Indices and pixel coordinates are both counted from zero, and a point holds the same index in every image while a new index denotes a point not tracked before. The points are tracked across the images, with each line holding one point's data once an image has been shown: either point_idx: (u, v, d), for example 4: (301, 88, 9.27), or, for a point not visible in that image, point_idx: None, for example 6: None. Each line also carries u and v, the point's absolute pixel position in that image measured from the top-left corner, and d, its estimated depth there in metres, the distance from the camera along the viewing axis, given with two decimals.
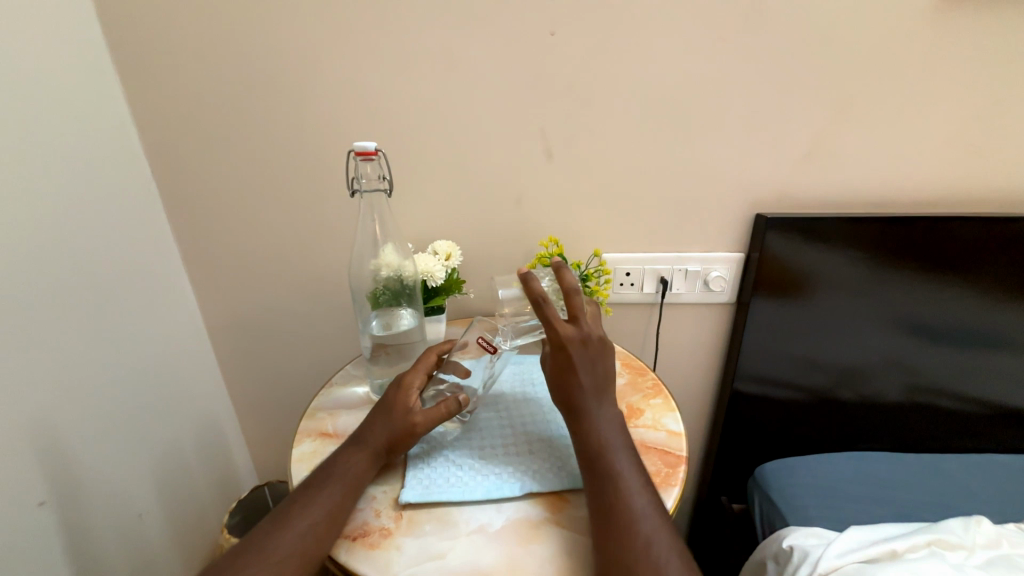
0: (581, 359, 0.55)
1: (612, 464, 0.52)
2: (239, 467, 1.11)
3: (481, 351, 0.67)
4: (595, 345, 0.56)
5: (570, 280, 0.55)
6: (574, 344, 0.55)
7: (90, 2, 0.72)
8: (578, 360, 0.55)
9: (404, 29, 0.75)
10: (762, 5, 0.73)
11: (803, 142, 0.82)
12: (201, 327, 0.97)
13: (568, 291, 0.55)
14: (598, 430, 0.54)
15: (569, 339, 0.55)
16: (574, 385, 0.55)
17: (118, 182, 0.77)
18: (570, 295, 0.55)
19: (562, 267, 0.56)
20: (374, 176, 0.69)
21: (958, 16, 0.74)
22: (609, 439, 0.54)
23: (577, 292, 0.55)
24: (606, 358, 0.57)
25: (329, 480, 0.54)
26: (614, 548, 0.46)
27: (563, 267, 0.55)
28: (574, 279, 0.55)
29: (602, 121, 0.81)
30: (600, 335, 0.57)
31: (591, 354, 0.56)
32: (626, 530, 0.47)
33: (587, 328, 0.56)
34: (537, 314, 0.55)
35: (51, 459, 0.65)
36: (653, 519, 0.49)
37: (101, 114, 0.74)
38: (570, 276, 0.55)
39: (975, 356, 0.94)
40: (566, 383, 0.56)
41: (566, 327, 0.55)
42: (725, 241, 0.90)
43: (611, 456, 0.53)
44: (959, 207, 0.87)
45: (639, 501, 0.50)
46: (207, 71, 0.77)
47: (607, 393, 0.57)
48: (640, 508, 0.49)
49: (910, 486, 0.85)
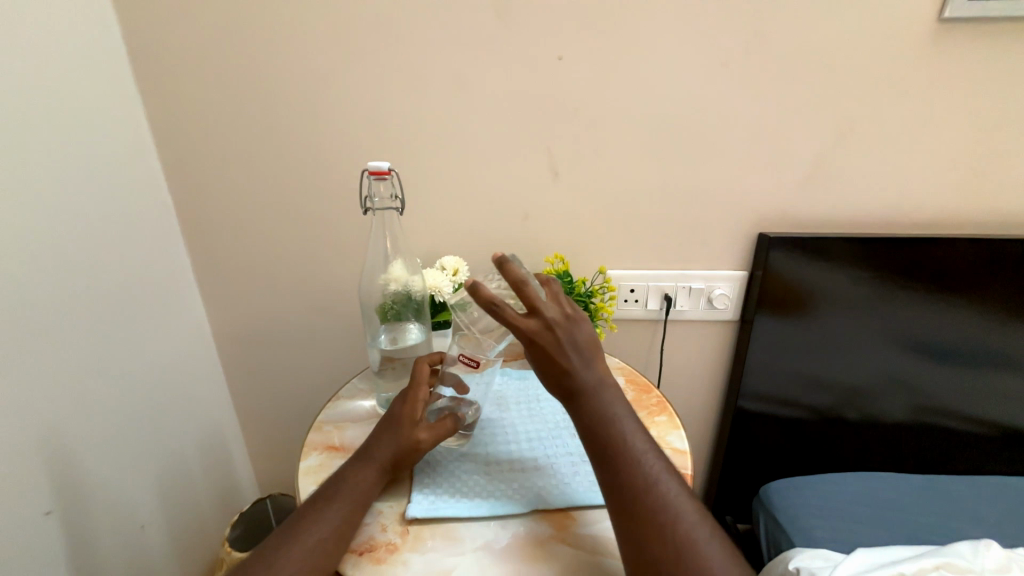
0: (561, 350, 0.51)
1: (628, 453, 0.49)
2: (242, 480, 1.11)
3: (466, 367, 0.65)
4: (569, 328, 0.51)
5: (516, 272, 0.49)
6: (546, 337, 0.50)
7: (117, 26, 0.76)
8: (558, 352, 0.51)
9: (417, 52, 0.78)
10: (764, 33, 0.76)
11: (805, 165, 0.84)
12: (209, 337, 0.98)
13: (517, 284, 0.49)
14: (602, 408, 0.51)
15: (539, 334, 0.50)
16: (562, 375, 0.51)
17: (135, 194, 0.79)
18: (522, 289, 0.49)
19: (506, 261, 0.51)
20: (387, 196, 0.70)
21: (955, 45, 0.76)
22: (614, 414, 0.51)
23: (528, 284, 0.49)
24: (587, 336, 0.52)
25: (337, 495, 0.54)
26: (637, 523, 0.46)
27: (505, 260, 0.50)
28: (520, 271, 0.50)
29: (608, 142, 0.83)
30: (570, 315, 0.52)
31: (570, 340, 0.51)
32: (653, 521, 0.46)
33: (550, 313, 0.51)
34: (496, 320, 0.50)
35: (58, 469, 0.65)
36: (669, 481, 0.49)
37: (122, 131, 0.77)
38: (515, 268, 0.50)
39: (979, 375, 0.94)
40: (556, 380, 0.52)
41: (530, 323, 0.50)
42: (729, 260, 0.91)
43: (619, 429, 0.50)
44: (961, 228, 0.88)
45: (652, 463, 0.49)
46: (225, 91, 0.80)
47: (599, 362, 0.52)
48: (655, 471, 0.49)
49: (918, 508, 0.84)
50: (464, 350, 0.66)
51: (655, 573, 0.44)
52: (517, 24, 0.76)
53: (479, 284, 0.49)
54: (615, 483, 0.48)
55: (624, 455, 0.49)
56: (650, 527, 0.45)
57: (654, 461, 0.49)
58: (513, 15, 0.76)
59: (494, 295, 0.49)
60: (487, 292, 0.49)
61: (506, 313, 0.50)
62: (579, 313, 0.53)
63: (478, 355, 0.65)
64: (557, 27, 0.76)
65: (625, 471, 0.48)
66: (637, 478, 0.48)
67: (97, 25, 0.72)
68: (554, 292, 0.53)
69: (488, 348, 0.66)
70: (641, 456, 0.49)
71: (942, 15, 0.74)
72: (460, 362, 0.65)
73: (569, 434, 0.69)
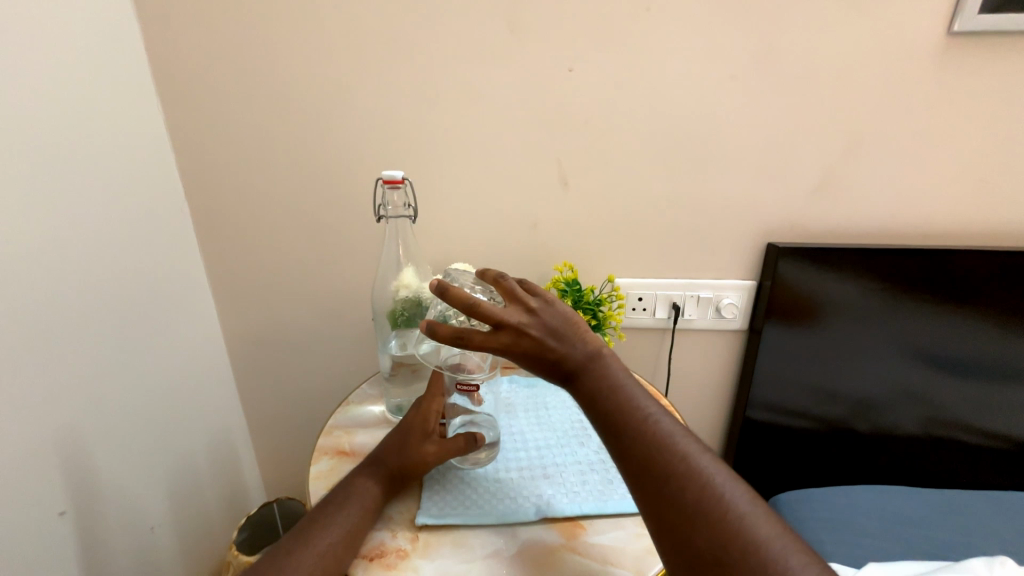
0: (542, 348, 0.51)
1: (635, 423, 0.48)
2: (250, 483, 1.11)
3: (465, 393, 0.64)
4: (541, 324, 0.51)
5: (460, 296, 0.48)
6: (523, 342, 0.50)
7: (139, 37, 0.78)
8: (542, 351, 0.51)
9: (430, 64, 0.80)
10: (772, 45, 0.77)
11: (814, 176, 0.84)
12: (221, 341, 0.99)
13: (467, 306, 0.48)
14: (600, 382, 0.51)
15: (516, 343, 0.50)
16: (554, 367, 0.52)
17: (153, 200, 0.81)
18: (474, 309, 0.49)
19: (446, 287, 0.49)
20: (400, 204, 0.71)
21: (962, 58, 0.76)
22: (616, 382, 0.51)
23: (477, 301, 0.48)
24: (561, 317, 0.52)
25: (349, 500, 0.55)
26: (657, 490, 0.45)
27: (443, 289, 0.48)
28: (465, 292, 0.49)
29: (617, 151, 0.84)
30: (534, 309, 0.52)
31: (546, 333, 0.51)
32: (671, 484, 0.45)
33: (513, 318, 0.50)
34: (471, 348, 0.50)
35: (74, 470, 0.66)
36: (682, 436, 0.48)
37: (140, 138, 0.79)
38: (458, 292, 0.48)
39: (990, 387, 0.92)
40: (552, 374, 0.52)
41: (501, 336, 0.50)
42: (737, 269, 0.92)
43: (624, 397, 0.50)
44: (971, 240, 0.88)
45: (664, 422, 0.49)
46: (242, 99, 0.82)
47: (583, 337, 0.52)
48: (667, 428, 0.48)
49: (929, 522, 0.83)
50: (457, 378, 0.63)
51: (683, 537, 0.43)
52: (528, 38, 0.78)
53: (434, 323, 0.49)
54: (627, 452, 0.48)
55: (633, 421, 0.49)
56: (668, 490, 0.45)
57: (666, 421, 0.49)
58: (524, 28, 0.77)
59: (453, 328, 0.49)
60: (445, 327, 0.49)
61: (475, 338, 0.49)
62: (544, 300, 0.53)
63: (473, 374, 0.63)
64: (568, 41, 0.78)
65: (636, 437, 0.48)
66: (649, 442, 0.47)
67: (121, 39, 0.75)
68: (509, 290, 0.52)
69: (479, 363, 0.63)
70: (652, 417, 0.49)
71: (952, 29, 0.74)
72: (457, 391, 0.64)
73: (578, 442, 0.69)
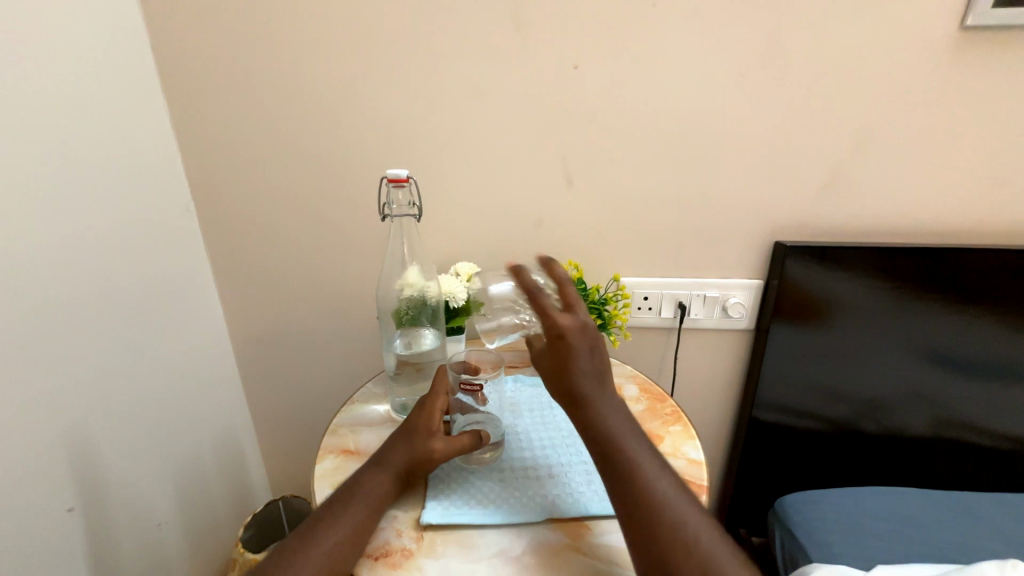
0: (576, 363, 0.51)
1: (639, 478, 0.49)
2: (255, 481, 1.11)
3: (468, 392, 0.66)
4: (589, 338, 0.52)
5: (562, 272, 0.54)
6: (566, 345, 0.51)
7: (145, 37, 0.78)
8: (572, 369, 0.51)
9: (434, 62, 0.79)
10: (780, 41, 0.76)
11: (823, 173, 0.83)
12: (227, 339, 1.00)
13: (560, 280, 0.53)
14: (608, 426, 0.51)
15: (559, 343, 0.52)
16: (576, 391, 0.52)
17: (159, 199, 0.82)
18: (563, 286, 0.53)
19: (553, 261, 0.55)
20: (405, 203, 0.71)
21: (975, 53, 0.75)
22: (619, 433, 0.51)
23: (571, 282, 0.53)
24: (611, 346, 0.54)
25: (354, 500, 0.55)
26: (657, 551, 0.46)
27: (553, 258, 0.54)
28: (565, 271, 0.54)
29: (622, 150, 0.83)
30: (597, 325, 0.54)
31: (586, 354, 0.52)
32: (671, 544, 0.46)
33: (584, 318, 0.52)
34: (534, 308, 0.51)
35: (81, 467, 0.67)
36: (681, 498, 0.49)
37: (146, 138, 0.79)
38: (562, 266, 0.53)
39: (1000, 388, 0.91)
40: (570, 399, 0.52)
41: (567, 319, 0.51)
42: (744, 268, 0.91)
43: (628, 451, 0.50)
44: (982, 238, 0.86)
45: (663, 483, 0.49)
46: (247, 99, 0.82)
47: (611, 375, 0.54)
48: (664, 489, 0.49)
49: (940, 525, 0.82)
50: (462, 376, 0.66)
51: None
52: (534, 36, 0.77)
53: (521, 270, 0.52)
54: (624, 504, 0.48)
55: (632, 477, 0.49)
56: (656, 553, 0.46)
57: (667, 483, 0.50)
58: (529, 26, 0.77)
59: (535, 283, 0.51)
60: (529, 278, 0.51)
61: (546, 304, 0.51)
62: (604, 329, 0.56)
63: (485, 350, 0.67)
64: (573, 38, 0.77)
65: (634, 492, 0.48)
66: (649, 500, 0.48)
67: (127, 39, 0.75)
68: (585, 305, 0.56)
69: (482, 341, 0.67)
70: (653, 477, 0.49)
71: (965, 23, 0.73)
72: (461, 389, 0.66)
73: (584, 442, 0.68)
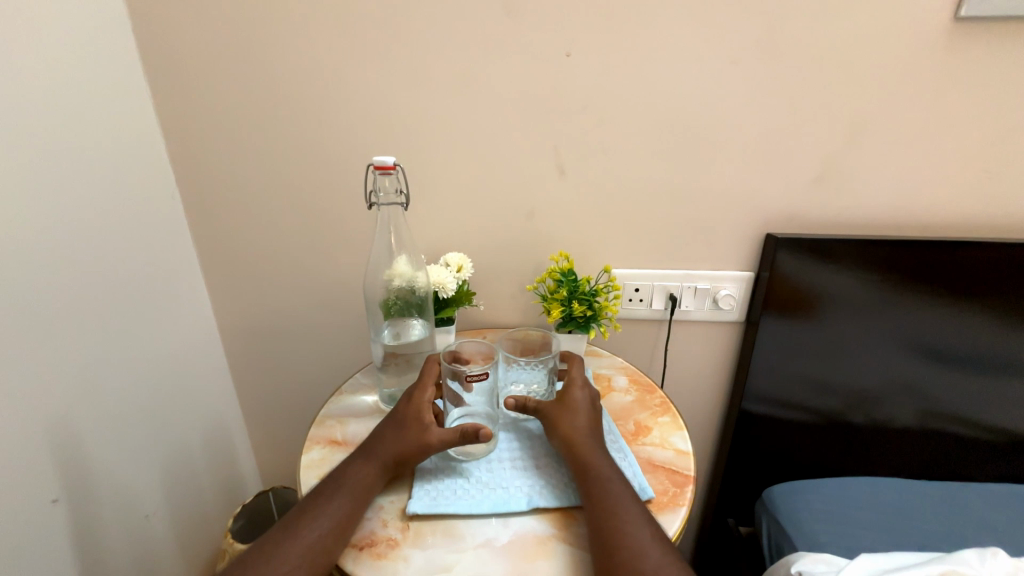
0: (581, 408, 0.63)
1: (618, 510, 0.52)
2: (244, 472, 1.11)
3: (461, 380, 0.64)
4: (590, 396, 0.66)
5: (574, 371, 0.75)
6: (571, 397, 0.64)
7: (125, 16, 0.75)
8: (577, 413, 0.62)
9: (423, 48, 0.78)
10: (776, 28, 0.75)
11: (815, 166, 0.83)
12: (216, 329, 0.99)
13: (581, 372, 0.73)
14: (597, 461, 0.57)
15: (567, 394, 0.65)
16: (577, 428, 0.60)
17: (144, 186, 0.80)
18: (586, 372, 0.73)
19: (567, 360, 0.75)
20: (392, 190, 0.69)
21: (969, 43, 0.74)
22: (605, 470, 0.56)
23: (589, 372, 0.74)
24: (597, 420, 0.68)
25: (339, 491, 0.55)
26: None
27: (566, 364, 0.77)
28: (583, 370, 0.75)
29: (615, 140, 0.82)
30: None
31: (587, 407, 0.64)
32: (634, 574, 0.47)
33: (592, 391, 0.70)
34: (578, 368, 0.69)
35: (66, 458, 0.66)
36: (654, 547, 0.50)
37: (130, 123, 0.77)
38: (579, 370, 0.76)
39: (987, 381, 0.92)
40: (573, 434, 0.60)
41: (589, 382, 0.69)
42: (736, 259, 0.90)
43: (611, 488, 0.54)
44: (972, 231, 0.87)
45: (639, 528, 0.51)
46: (231, 82, 0.80)
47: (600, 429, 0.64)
48: (640, 533, 0.50)
49: (925, 514, 0.83)
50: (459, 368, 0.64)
51: None
52: (527, 20, 0.75)
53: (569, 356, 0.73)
54: (602, 531, 0.51)
55: (612, 509, 0.52)
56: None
57: (644, 530, 0.51)
58: (522, 11, 0.75)
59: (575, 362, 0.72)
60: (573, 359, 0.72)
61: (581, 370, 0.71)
62: None
63: (477, 357, 0.68)
64: (566, 24, 0.75)
65: (611, 521, 0.51)
66: (623, 531, 0.50)
67: (107, 18, 0.72)
68: None
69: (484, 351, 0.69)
70: (632, 518, 0.52)
71: (959, 13, 0.72)
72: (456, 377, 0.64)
73: None
